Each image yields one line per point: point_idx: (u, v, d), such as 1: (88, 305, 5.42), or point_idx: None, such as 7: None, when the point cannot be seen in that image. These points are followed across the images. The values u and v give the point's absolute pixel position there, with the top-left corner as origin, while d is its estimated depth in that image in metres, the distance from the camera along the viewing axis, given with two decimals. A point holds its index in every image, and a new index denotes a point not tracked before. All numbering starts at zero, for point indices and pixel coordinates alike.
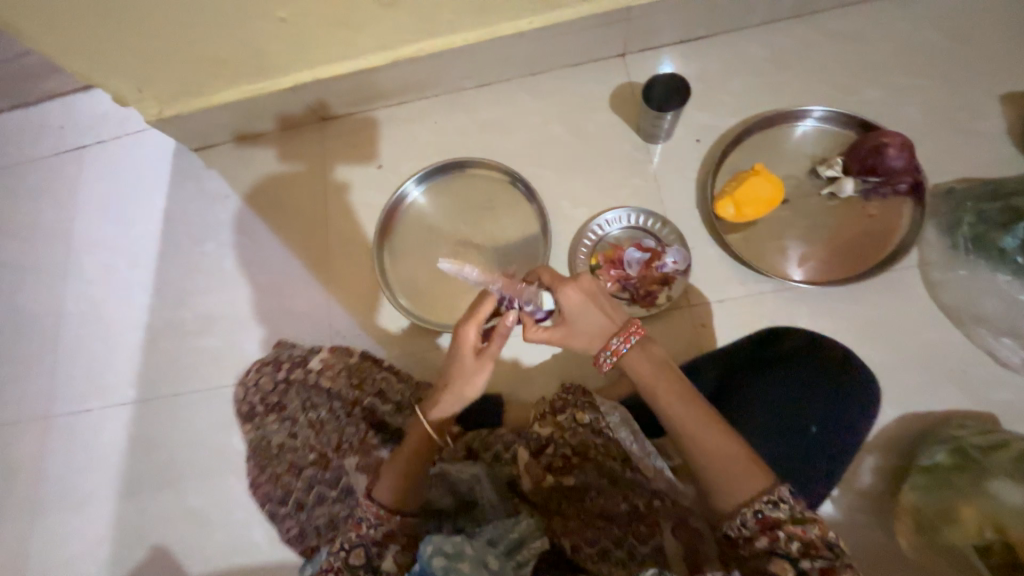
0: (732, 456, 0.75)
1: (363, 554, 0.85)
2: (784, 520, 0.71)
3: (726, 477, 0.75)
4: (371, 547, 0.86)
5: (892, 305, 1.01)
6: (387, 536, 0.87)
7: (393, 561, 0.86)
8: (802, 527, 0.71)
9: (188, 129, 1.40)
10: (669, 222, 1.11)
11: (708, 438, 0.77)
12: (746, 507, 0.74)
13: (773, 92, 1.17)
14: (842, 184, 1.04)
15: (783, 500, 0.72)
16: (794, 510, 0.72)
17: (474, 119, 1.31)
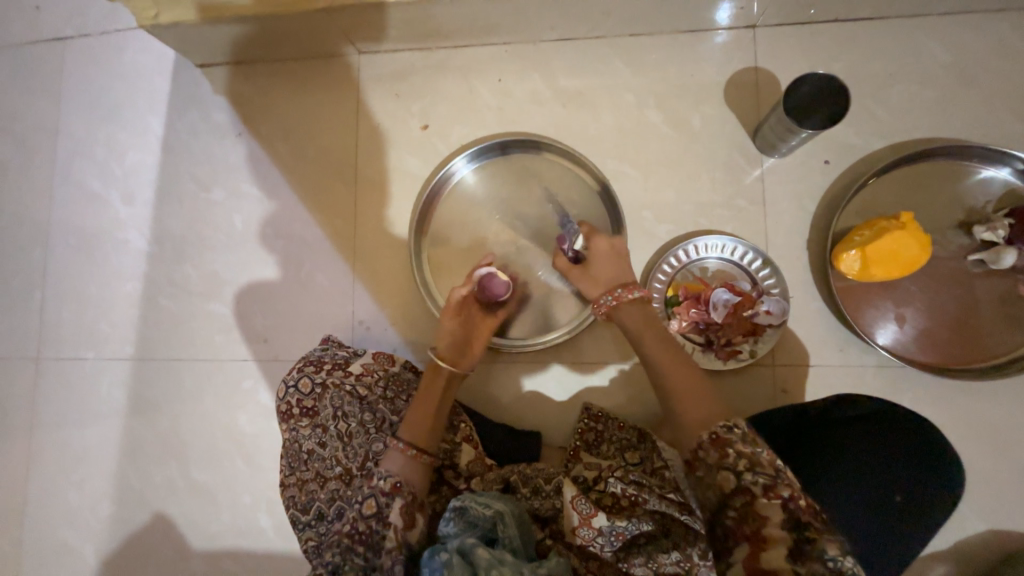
0: (689, 391, 0.69)
1: (374, 504, 0.71)
2: (734, 442, 0.61)
3: (687, 401, 0.68)
4: (382, 497, 0.72)
5: (1014, 405, 0.87)
6: (395, 488, 0.72)
7: (398, 518, 0.71)
8: (750, 447, 0.60)
9: (196, 40, 1.14)
10: (772, 263, 0.92)
11: (678, 379, 0.71)
12: (701, 429, 0.64)
13: (939, 112, 0.92)
14: (1002, 254, 0.84)
15: (737, 425, 0.63)
16: (747, 434, 0.62)
17: (550, 87, 1.07)
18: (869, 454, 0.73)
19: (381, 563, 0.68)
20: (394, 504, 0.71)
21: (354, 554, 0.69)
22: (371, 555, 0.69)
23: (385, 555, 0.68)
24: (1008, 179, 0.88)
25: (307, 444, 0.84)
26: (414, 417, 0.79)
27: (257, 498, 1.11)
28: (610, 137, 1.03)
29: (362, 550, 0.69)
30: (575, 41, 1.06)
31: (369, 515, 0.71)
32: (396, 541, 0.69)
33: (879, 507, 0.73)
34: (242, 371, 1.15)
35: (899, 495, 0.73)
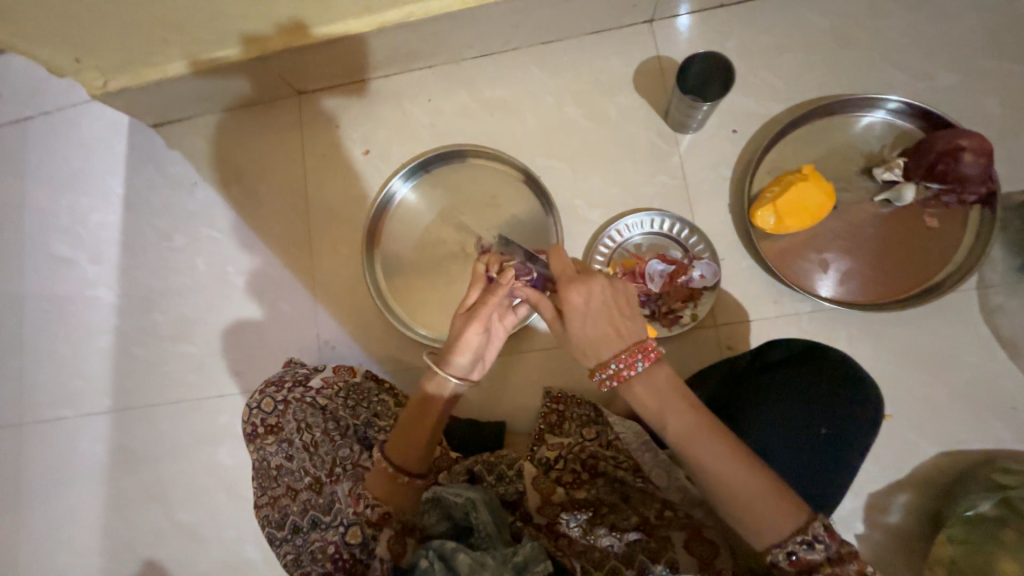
0: (757, 500, 0.60)
1: (359, 533, 0.73)
2: (820, 563, 0.57)
3: (760, 519, 0.59)
4: (368, 527, 0.72)
5: (943, 330, 0.91)
6: (382, 518, 0.72)
7: (386, 550, 0.68)
8: (841, 566, 0.56)
9: (145, 101, 1.22)
10: (699, 230, 0.98)
11: (735, 479, 0.60)
12: (777, 548, 0.58)
13: (827, 73, 1.00)
14: (902, 191, 0.91)
15: (819, 539, 0.57)
16: (831, 548, 0.57)
17: (476, 99, 1.15)
18: (794, 397, 0.73)
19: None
20: (381, 536, 0.70)
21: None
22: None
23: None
24: (888, 119, 0.96)
25: (276, 460, 0.87)
26: (403, 438, 0.76)
27: (243, 530, 1.13)
28: (536, 136, 1.11)
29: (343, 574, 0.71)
30: (493, 54, 1.15)
31: (353, 542, 0.73)
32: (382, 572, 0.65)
33: (807, 442, 0.72)
34: (217, 406, 1.18)
35: (824, 425, 0.72)
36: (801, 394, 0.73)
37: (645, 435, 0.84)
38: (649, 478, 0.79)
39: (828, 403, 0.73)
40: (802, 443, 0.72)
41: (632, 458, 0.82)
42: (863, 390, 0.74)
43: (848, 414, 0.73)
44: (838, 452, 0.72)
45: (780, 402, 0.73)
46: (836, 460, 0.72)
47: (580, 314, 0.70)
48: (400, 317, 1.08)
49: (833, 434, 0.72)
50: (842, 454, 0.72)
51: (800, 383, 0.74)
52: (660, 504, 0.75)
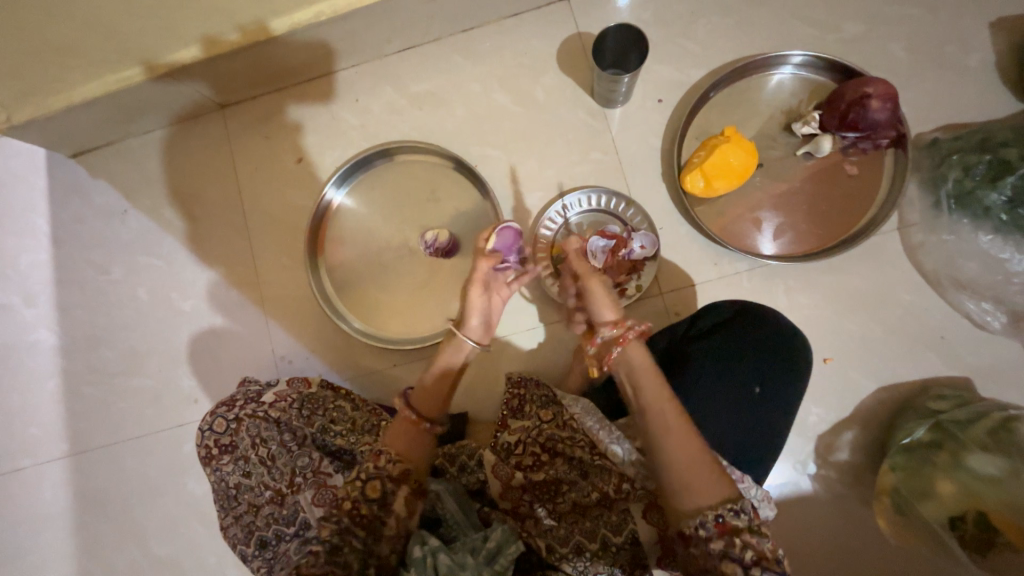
0: (700, 461, 0.64)
1: (379, 488, 0.69)
2: (743, 530, 0.61)
3: (697, 481, 0.63)
4: (389, 483, 0.69)
5: (871, 272, 0.95)
6: (404, 474, 0.70)
7: (403, 507, 0.69)
8: (758, 537, 0.61)
9: (56, 132, 1.16)
10: (635, 203, 1.00)
11: (685, 440, 0.65)
12: (708, 511, 0.62)
13: (742, 34, 1.02)
14: (820, 142, 0.94)
15: (745, 509, 0.62)
16: (753, 519, 0.61)
17: (404, 94, 1.13)
18: (731, 356, 0.76)
19: (379, 551, 0.66)
20: (400, 492, 0.69)
21: (354, 533, 0.66)
22: (369, 538, 0.66)
23: (384, 542, 0.66)
24: (795, 74, 0.99)
25: (233, 479, 0.85)
26: (427, 389, 0.78)
27: (222, 555, 1.12)
28: (468, 126, 1.10)
29: (362, 533, 0.66)
30: (415, 47, 1.13)
31: (373, 498, 0.68)
32: (396, 530, 0.68)
33: (743, 402, 0.74)
34: (179, 436, 1.15)
35: (757, 383, 0.75)
36: (733, 356, 0.76)
37: (601, 414, 0.83)
38: (607, 454, 0.79)
39: (757, 361, 0.76)
40: (739, 403, 0.74)
41: (590, 435, 0.81)
42: (788, 344, 0.77)
43: (781, 366, 0.76)
44: (773, 406, 0.75)
45: (719, 364, 0.76)
46: (772, 412, 0.75)
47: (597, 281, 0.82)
48: (352, 323, 1.07)
49: (765, 391, 0.75)
50: (776, 407, 0.76)
51: (729, 346, 0.77)
52: (618, 479, 0.77)
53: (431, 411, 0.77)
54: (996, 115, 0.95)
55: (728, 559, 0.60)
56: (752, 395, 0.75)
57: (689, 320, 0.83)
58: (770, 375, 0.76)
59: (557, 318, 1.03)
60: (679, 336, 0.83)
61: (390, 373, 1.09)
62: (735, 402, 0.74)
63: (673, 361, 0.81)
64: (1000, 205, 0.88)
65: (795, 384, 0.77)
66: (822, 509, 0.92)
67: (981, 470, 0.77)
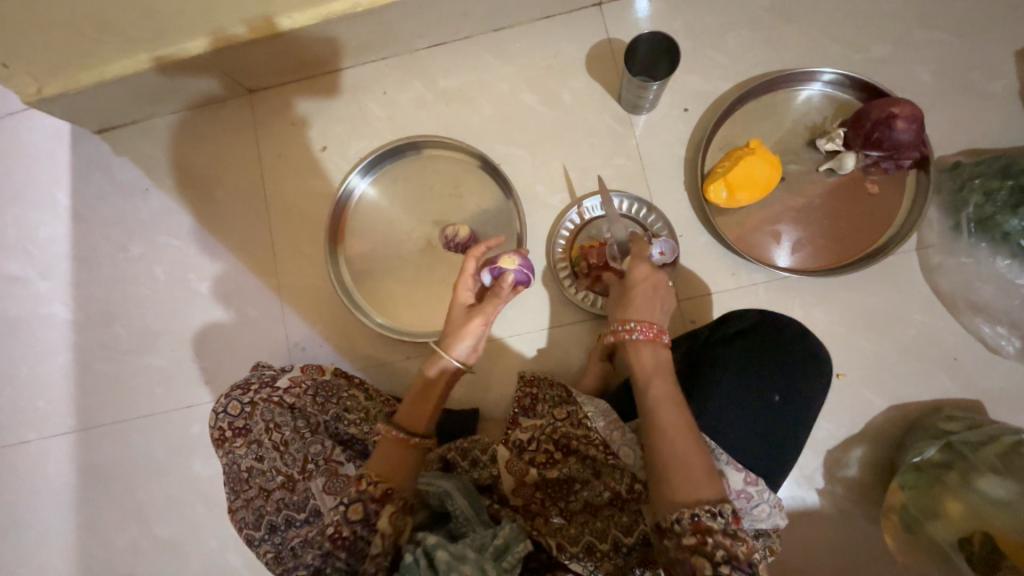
0: (686, 457, 0.64)
1: (361, 510, 0.68)
2: (717, 531, 0.60)
3: (683, 476, 0.63)
4: (371, 503, 0.69)
5: (887, 291, 0.96)
6: (385, 494, 0.69)
7: (387, 524, 0.68)
8: (732, 541, 0.60)
9: (83, 107, 1.17)
10: (657, 209, 1.01)
11: (674, 433, 0.66)
12: (686, 507, 0.62)
13: (770, 49, 1.03)
14: (843, 159, 0.95)
15: (724, 513, 0.61)
16: (729, 524, 0.61)
17: (431, 89, 1.14)
18: (749, 366, 0.76)
19: (366, 569, 0.67)
20: (384, 511, 0.69)
21: (338, 555, 0.68)
22: (355, 560, 0.68)
23: (371, 561, 0.67)
24: (822, 91, 1.00)
25: (245, 462, 0.85)
26: (414, 402, 0.77)
27: (224, 538, 1.12)
28: (494, 125, 1.11)
29: (346, 554, 0.68)
30: (446, 44, 1.14)
31: (355, 519, 0.68)
32: (382, 547, 0.67)
33: (763, 409, 0.75)
34: (188, 417, 1.16)
35: (777, 392, 0.76)
36: (755, 364, 0.77)
37: (614, 415, 0.81)
38: (619, 455, 0.78)
39: (778, 371, 0.77)
40: (759, 411, 0.75)
41: (602, 437, 0.80)
42: (808, 357, 0.78)
43: (799, 378, 0.77)
44: (790, 415, 0.76)
45: (737, 372, 0.76)
46: (788, 423, 0.76)
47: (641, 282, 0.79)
48: (368, 313, 1.08)
49: (785, 402, 0.76)
50: (794, 418, 0.76)
51: (751, 354, 0.77)
52: (631, 478, 0.77)
53: (417, 425, 0.75)
54: (1018, 142, 0.97)
55: (698, 555, 0.60)
56: (768, 405, 0.75)
57: (710, 328, 0.85)
58: (788, 387, 0.76)
59: (572, 320, 1.04)
60: (698, 343, 0.84)
61: (402, 365, 1.09)
62: (751, 411, 0.74)
63: (692, 367, 0.81)
64: (1019, 231, 0.87)
65: (812, 397, 0.77)
66: (827, 524, 0.92)
67: (990, 492, 0.78)
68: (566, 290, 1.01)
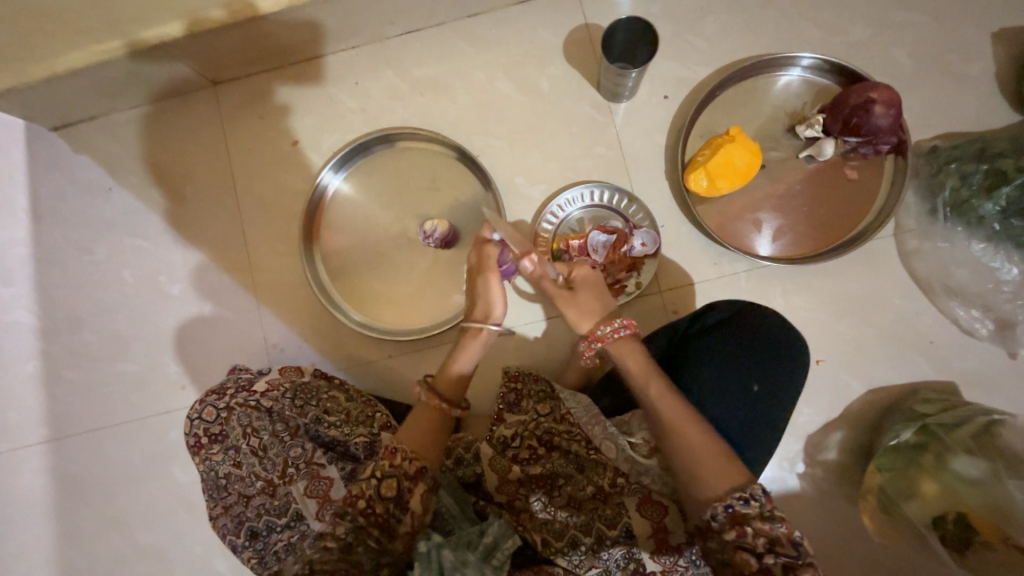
0: (709, 456, 0.65)
1: (395, 486, 0.67)
2: (754, 518, 0.60)
3: (708, 472, 0.64)
4: (406, 481, 0.68)
5: (866, 277, 0.97)
6: (421, 471, 0.69)
7: (419, 504, 0.68)
8: (771, 524, 0.59)
9: (36, 103, 1.11)
10: (638, 199, 0.99)
11: (692, 432, 0.66)
12: (716, 502, 0.62)
13: (751, 33, 1.01)
14: (823, 146, 0.94)
15: (755, 496, 0.61)
16: (766, 507, 0.60)
17: (405, 79, 1.10)
18: (732, 355, 0.77)
19: (394, 548, 0.64)
20: (418, 488, 0.68)
21: (367, 532, 0.65)
22: (383, 537, 0.65)
23: (399, 539, 0.65)
24: (803, 76, 0.99)
25: (223, 469, 0.83)
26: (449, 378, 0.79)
27: (209, 544, 1.10)
28: (471, 115, 1.08)
29: (376, 531, 0.65)
30: (418, 31, 1.10)
31: (388, 496, 0.67)
32: (411, 526, 0.66)
33: (742, 397, 0.75)
34: (166, 423, 1.13)
35: (756, 381, 0.75)
36: (735, 353, 0.77)
37: (595, 409, 0.84)
38: (601, 450, 0.80)
39: (757, 360, 0.76)
40: (736, 400, 0.75)
41: (584, 432, 0.82)
42: (790, 346, 0.78)
43: (782, 368, 0.77)
44: (772, 406, 0.76)
45: (720, 362, 0.76)
46: (771, 413, 0.76)
47: (585, 283, 0.81)
48: (346, 312, 1.05)
49: (764, 390, 0.76)
50: (774, 406, 0.76)
51: (730, 343, 0.78)
52: (613, 472, 0.79)
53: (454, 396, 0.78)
54: (993, 125, 0.97)
55: (741, 549, 0.58)
56: (750, 394, 0.75)
57: (692, 318, 0.84)
58: (769, 377, 0.76)
59: (556, 314, 1.02)
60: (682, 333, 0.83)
61: (384, 364, 1.07)
62: (733, 400, 0.75)
63: (675, 358, 0.81)
64: (993, 215, 0.88)
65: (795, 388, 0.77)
66: (807, 507, 0.94)
67: (964, 472, 0.79)
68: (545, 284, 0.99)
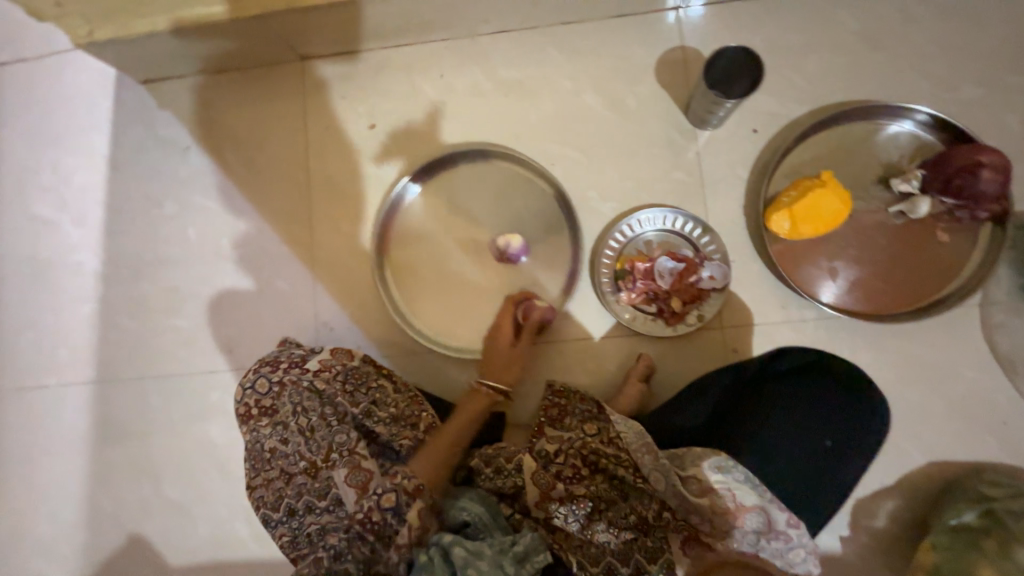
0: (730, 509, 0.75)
1: (393, 499, 0.72)
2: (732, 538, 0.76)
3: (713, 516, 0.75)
4: (404, 495, 0.72)
5: (943, 345, 0.92)
6: (418, 489, 0.73)
7: (416, 519, 0.70)
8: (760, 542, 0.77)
9: (132, 55, 1.14)
10: (712, 230, 0.97)
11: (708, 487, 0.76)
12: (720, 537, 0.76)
13: (854, 77, 0.98)
14: (917, 203, 0.91)
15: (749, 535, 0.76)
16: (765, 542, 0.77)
17: (491, 77, 1.10)
18: (806, 411, 0.81)
19: (388, 556, 0.69)
20: (414, 504, 0.71)
21: (364, 540, 0.70)
22: (379, 545, 0.70)
23: (394, 550, 0.69)
24: (914, 130, 0.95)
25: (269, 443, 0.84)
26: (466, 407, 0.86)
27: (234, 508, 1.11)
28: (551, 122, 1.07)
29: (371, 539, 0.70)
30: (510, 31, 1.10)
31: (386, 507, 0.71)
32: (408, 539, 0.69)
33: (813, 452, 0.80)
34: (208, 382, 1.15)
35: (829, 438, 0.81)
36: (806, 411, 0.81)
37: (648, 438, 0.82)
38: (649, 479, 0.78)
39: (834, 419, 0.82)
40: (809, 454, 0.80)
41: (633, 458, 0.80)
42: (863, 407, 0.84)
43: (843, 427, 0.82)
44: (835, 461, 0.81)
45: (793, 415, 0.81)
46: (832, 468, 0.81)
47: None
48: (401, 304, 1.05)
49: (834, 445, 0.81)
50: (838, 463, 0.81)
51: (803, 397, 0.82)
52: (660, 505, 0.75)
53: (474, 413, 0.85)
54: None
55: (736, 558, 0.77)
56: (817, 448, 0.80)
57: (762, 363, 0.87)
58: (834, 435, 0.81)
59: (611, 334, 1.01)
60: (749, 378, 0.87)
61: (429, 358, 1.07)
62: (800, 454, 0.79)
63: (739, 403, 0.85)
64: None
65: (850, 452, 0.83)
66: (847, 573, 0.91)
67: None
68: (604, 302, 0.98)
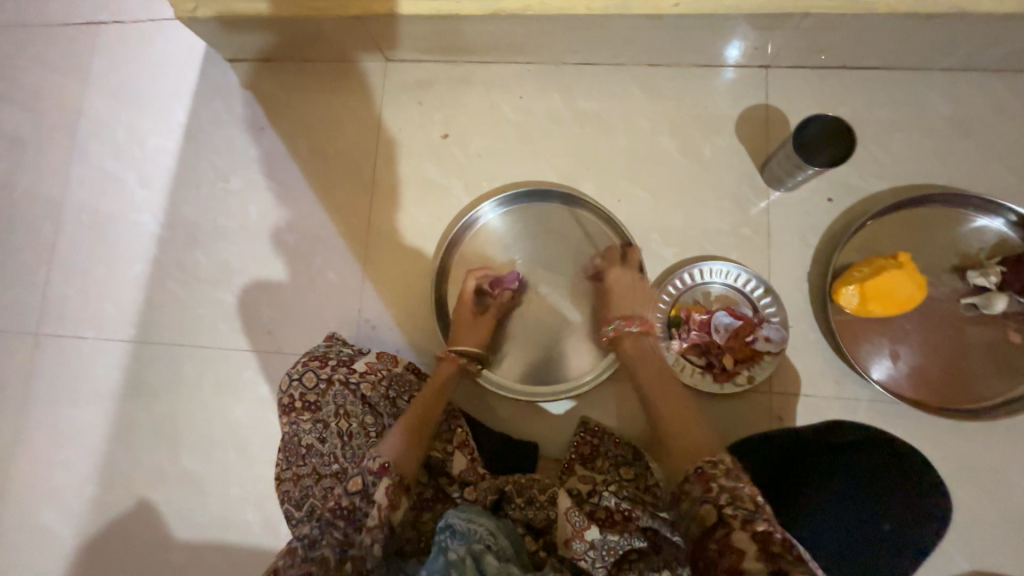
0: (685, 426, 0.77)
1: (359, 483, 0.72)
2: (719, 476, 0.66)
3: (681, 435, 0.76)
4: (370, 476, 0.72)
5: (999, 448, 0.89)
6: (383, 467, 0.73)
7: (383, 497, 0.70)
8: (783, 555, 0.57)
9: (225, 34, 1.17)
10: (774, 293, 0.95)
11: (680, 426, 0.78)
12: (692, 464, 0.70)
13: (939, 162, 0.97)
14: (994, 300, 0.89)
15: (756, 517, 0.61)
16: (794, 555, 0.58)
17: (569, 106, 1.11)
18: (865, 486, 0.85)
19: (361, 539, 0.68)
20: (381, 483, 0.71)
21: (335, 524, 0.69)
22: (351, 529, 0.69)
23: (366, 532, 0.68)
24: (1003, 230, 0.93)
25: (306, 438, 0.86)
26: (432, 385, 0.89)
27: (247, 490, 1.11)
28: (623, 159, 1.07)
29: (343, 523, 0.69)
30: (596, 65, 1.11)
31: (354, 492, 0.72)
32: (378, 520, 0.69)
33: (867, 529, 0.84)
34: (243, 360, 1.15)
35: (886, 519, 0.84)
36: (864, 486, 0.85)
37: None
38: None
39: (892, 497, 0.85)
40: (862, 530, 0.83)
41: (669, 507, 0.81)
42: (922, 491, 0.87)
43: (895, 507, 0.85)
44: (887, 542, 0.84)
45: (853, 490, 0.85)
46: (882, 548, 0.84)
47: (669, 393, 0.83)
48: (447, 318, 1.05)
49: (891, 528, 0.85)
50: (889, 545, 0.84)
51: (866, 467, 0.86)
52: None
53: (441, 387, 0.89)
54: None
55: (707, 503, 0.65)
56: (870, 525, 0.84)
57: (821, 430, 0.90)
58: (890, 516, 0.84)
59: None
60: (806, 442, 0.89)
61: None
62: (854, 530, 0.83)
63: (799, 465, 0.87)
64: None
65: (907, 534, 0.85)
66: None
67: None
68: (655, 347, 0.96)
